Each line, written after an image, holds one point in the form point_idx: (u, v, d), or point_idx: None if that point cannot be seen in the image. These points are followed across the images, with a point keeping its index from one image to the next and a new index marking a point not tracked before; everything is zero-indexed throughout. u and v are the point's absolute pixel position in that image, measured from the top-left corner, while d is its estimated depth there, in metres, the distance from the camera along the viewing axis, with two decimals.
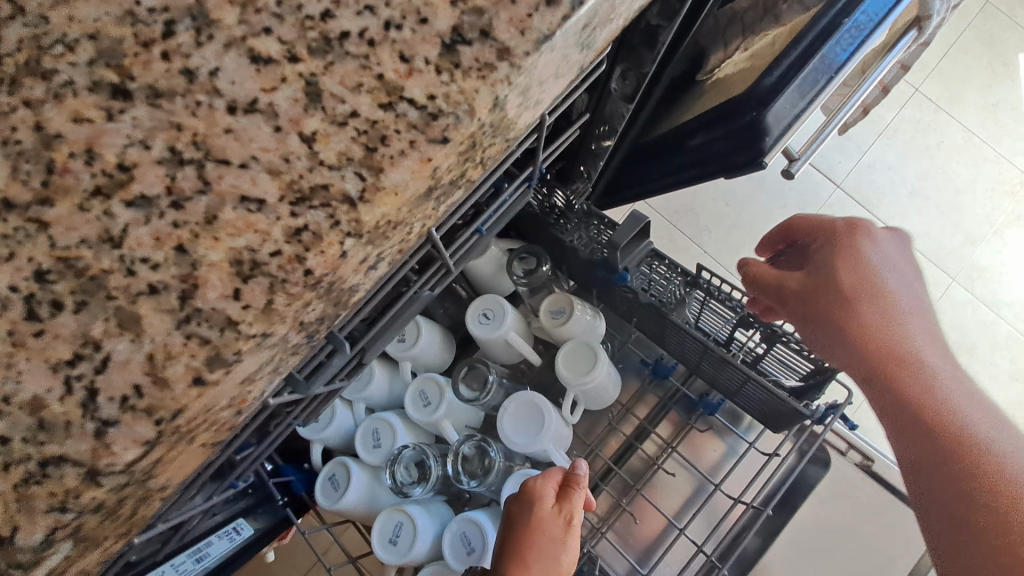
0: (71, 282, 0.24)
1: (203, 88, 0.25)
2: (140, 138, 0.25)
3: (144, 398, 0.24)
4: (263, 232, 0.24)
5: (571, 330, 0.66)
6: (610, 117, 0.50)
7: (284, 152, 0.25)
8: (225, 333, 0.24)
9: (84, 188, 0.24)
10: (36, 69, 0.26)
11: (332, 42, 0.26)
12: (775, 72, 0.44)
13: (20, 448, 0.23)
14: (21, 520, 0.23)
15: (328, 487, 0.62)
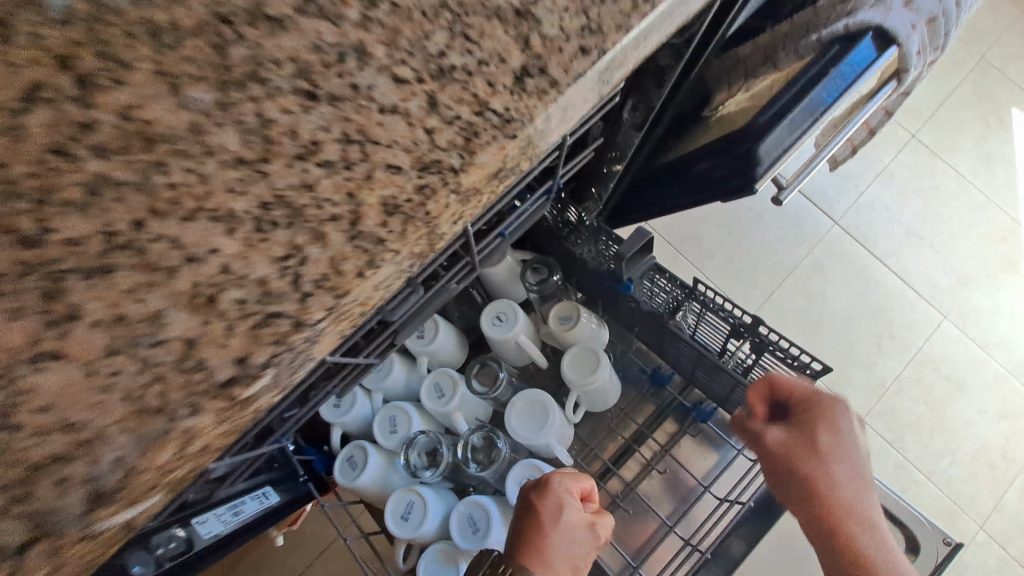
0: (285, 208, 0.29)
1: (364, 96, 0.31)
2: (324, 122, 0.30)
3: (331, 279, 0.30)
4: (400, 184, 0.30)
5: (578, 335, 0.72)
6: (622, 144, 0.57)
7: (414, 136, 0.31)
8: (378, 244, 0.31)
9: (291, 150, 0.30)
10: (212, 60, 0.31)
11: (441, 69, 0.32)
12: (769, 111, 0.51)
13: (254, 304, 0.29)
14: (254, 346, 0.29)
15: (347, 467, 0.67)
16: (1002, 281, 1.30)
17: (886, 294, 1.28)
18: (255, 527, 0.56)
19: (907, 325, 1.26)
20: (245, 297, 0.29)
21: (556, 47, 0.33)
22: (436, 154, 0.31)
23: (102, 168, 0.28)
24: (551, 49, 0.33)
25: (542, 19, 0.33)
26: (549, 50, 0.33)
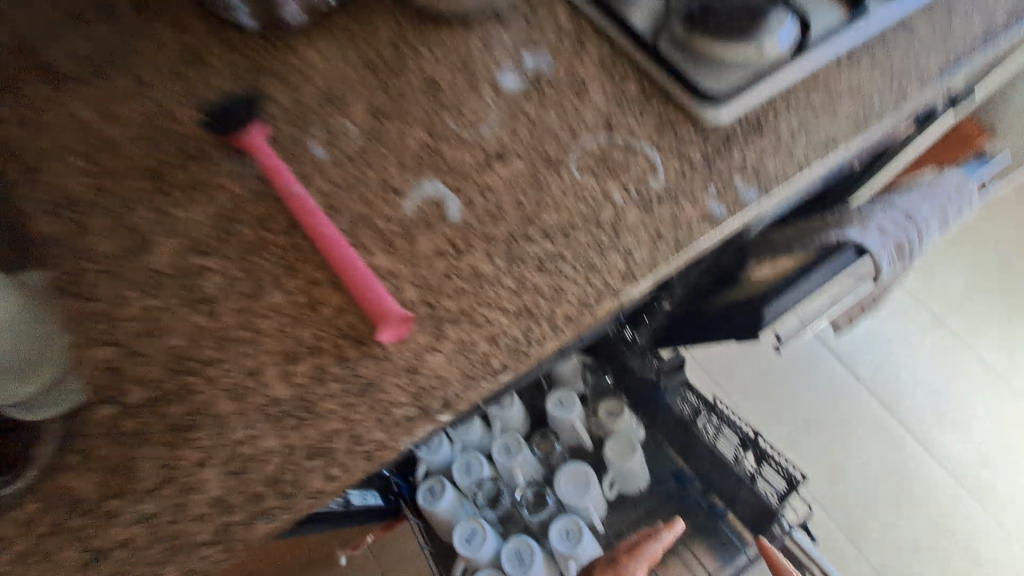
0: (502, 294, 0.44)
1: (553, 238, 0.46)
2: (532, 251, 0.45)
3: (519, 346, 0.42)
4: (573, 297, 0.44)
5: (620, 427, 0.93)
6: (671, 290, 0.84)
7: (584, 268, 0.45)
8: (550, 327, 0.43)
9: (508, 263, 0.45)
10: (449, 207, 0.47)
11: (603, 230, 0.46)
12: (779, 284, 0.73)
13: (477, 352, 0.42)
14: (473, 378, 0.42)
15: (427, 495, 0.88)
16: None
17: (907, 458, 1.38)
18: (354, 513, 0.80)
19: (925, 492, 1.35)
20: (467, 349, 0.42)
21: (668, 234, 0.46)
22: (597, 271, 0.45)
23: (413, 257, 0.45)
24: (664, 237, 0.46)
25: (673, 200, 0.48)
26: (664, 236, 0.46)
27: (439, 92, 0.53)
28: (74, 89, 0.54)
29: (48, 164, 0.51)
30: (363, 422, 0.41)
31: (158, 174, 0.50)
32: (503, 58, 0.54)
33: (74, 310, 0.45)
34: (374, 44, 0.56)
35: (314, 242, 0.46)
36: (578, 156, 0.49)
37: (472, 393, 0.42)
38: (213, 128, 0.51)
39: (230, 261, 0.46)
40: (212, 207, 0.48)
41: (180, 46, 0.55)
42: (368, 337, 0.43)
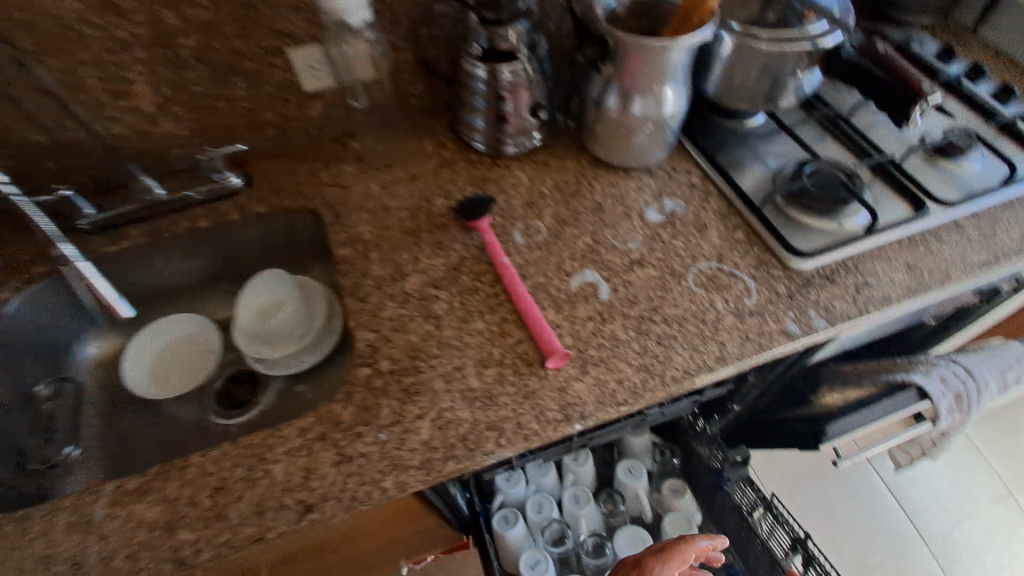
0: (630, 354, 0.64)
1: (669, 324, 0.67)
2: (654, 330, 0.66)
3: (636, 390, 0.62)
4: (679, 366, 0.64)
5: (681, 504, 1.05)
6: (743, 392, 0.99)
7: (688, 349, 0.65)
8: (660, 382, 0.62)
9: (637, 335, 0.66)
10: (600, 291, 0.70)
11: (705, 326, 0.67)
12: (841, 408, 0.91)
13: (608, 388, 0.62)
14: (602, 404, 0.61)
15: (501, 519, 1.03)
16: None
17: None
18: (442, 522, 0.98)
19: None
20: (601, 384, 0.62)
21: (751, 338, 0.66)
22: (697, 352, 0.65)
23: (573, 317, 0.68)
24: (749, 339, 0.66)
25: (759, 316, 0.68)
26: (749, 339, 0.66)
27: (603, 214, 0.78)
28: (369, 173, 0.85)
29: (348, 216, 0.80)
30: (526, 414, 0.61)
31: (416, 233, 0.77)
32: (649, 199, 0.79)
33: (354, 307, 0.71)
34: (564, 176, 0.83)
35: (508, 295, 0.70)
36: (693, 272, 0.71)
37: (601, 412, 0.61)
38: (455, 212, 0.78)
39: (453, 296, 0.71)
40: (447, 260, 0.74)
41: (438, 161, 0.86)
42: (536, 363, 0.64)
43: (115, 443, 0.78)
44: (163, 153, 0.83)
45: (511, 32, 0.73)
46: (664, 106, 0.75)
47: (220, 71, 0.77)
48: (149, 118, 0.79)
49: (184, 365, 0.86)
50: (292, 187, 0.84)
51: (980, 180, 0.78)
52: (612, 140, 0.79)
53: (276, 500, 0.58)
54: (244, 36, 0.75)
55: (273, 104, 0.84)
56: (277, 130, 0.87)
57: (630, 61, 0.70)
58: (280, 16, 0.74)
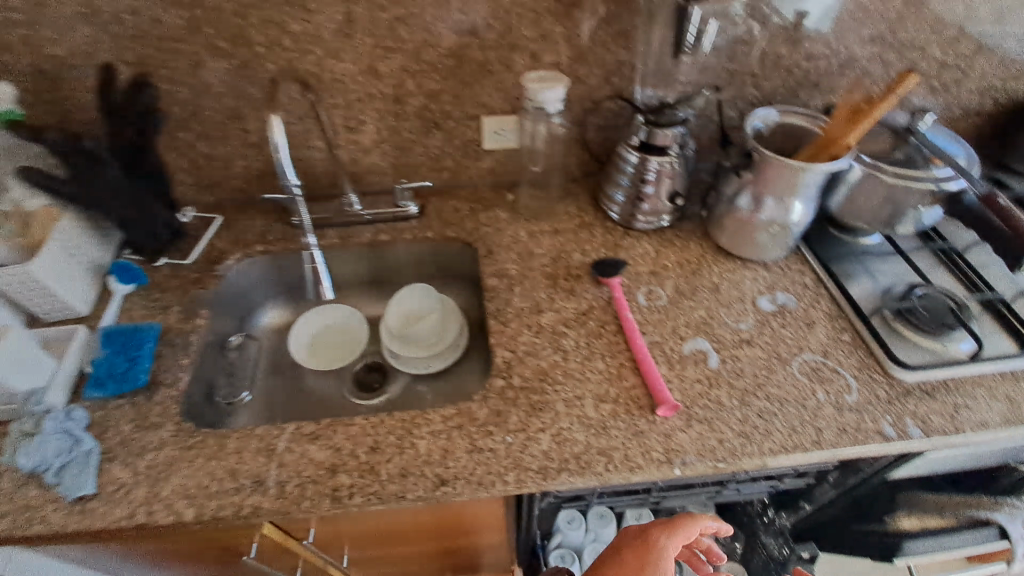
0: (732, 421, 0.73)
1: (772, 404, 0.75)
2: (757, 406, 0.75)
3: (737, 453, 0.70)
4: (778, 442, 0.71)
5: None
6: (818, 492, 1.01)
7: (788, 429, 0.72)
8: (758, 452, 0.70)
9: (741, 405, 0.75)
10: (711, 361, 0.79)
11: (805, 412, 0.74)
12: (921, 533, 1.02)
13: (712, 445, 0.70)
14: (705, 457, 0.69)
15: (559, 558, 1.12)
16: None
17: None
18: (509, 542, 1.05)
19: None
20: (705, 439, 0.71)
21: (850, 431, 0.72)
22: (797, 434, 0.72)
23: (685, 378, 0.77)
24: (847, 433, 0.72)
25: (858, 415, 0.74)
26: (847, 433, 0.72)
27: (719, 295, 0.88)
28: (520, 222, 1.00)
29: (499, 253, 0.95)
30: (634, 449, 0.70)
31: (554, 279, 0.91)
32: (762, 290, 0.90)
33: (497, 328, 0.84)
34: (687, 256, 0.95)
35: (627, 345, 0.81)
36: (797, 361, 0.80)
37: (701, 463, 0.69)
38: (591, 268, 0.92)
39: (581, 336, 0.82)
40: (578, 306, 0.86)
41: (578, 223, 1.01)
42: (647, 409, 0.74)
43: (273, 399, 0.95)
44: (363, 177, 1.03)
45: (668, 132, 0.87)
46: (790, 215, 0.86)
47: (428, 125, 0.97)
48: (364, 150, 0.99)
49: (335, 348, 1.03)
50: (456, 222, 1.00)
51: None
52: (736, 233, 0.92)
53: (418, 468, 0.69)
54: (456, 103, 0.94)
55: (456, 154, 1.03)
56: (451, 174, 1.05)
57: (766, 174, 0.83)
58: (487, 93, 0.93)
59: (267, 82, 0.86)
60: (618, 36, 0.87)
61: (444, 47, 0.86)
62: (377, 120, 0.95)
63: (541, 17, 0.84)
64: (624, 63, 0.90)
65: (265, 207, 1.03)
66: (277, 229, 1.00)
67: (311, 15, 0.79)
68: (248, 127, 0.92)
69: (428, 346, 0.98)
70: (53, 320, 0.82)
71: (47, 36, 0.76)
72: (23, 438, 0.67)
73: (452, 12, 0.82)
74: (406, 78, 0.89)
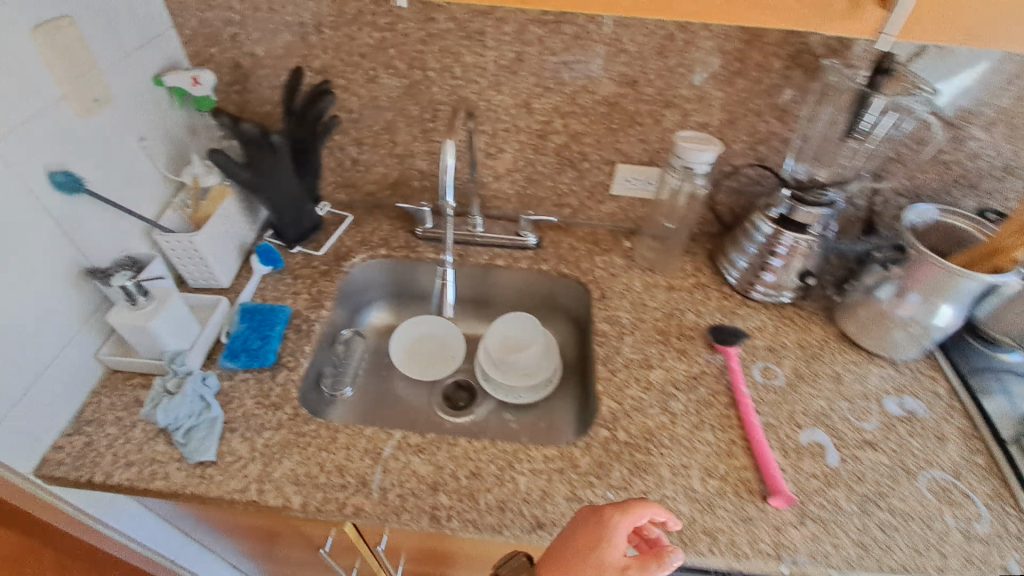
0: (850, 528, 0.68)
1: (896, 519, 0.69)
2: (878, 518, 0.69)
3: (855, 564, 0.65)
4: (902, 563, 0.65)
5: None
6: None
7: (914, 551, 0.67)
8: (880, 569, 0.65)
9: (861, 513, 0.70)
10: (827, 456, 0.75)
11: (934, 537, 0.68)
12: None
13: (827, 550, 0.66)
14: (819, 561, 0.65)
15: None
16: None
17: None
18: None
19: None
20: (820, 543, 0.67)
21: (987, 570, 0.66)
22: (923, 557, 0.66)
23: (799, 471, 0.73)
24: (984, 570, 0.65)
25: (997, 552, 0.67)
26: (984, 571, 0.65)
27: (840, 388, 0.84)
28: (635, 271, 1.00)
29: (612, 299, 0.94)
30: (740, 535, 0.66)
31: (667, 336, 0.89)
32: (888, 390, 0.85)
33: (606, 376, 0.82)
34: (807, 338, 0.91)
35: (740, 421, 0.78)
36: (922, 476, 0.74)
37: (812, 566, 0.65)
38: (707, 333, 0.89)
39: (691, 401, 0.79)
40: (690, 370, 0.84)
41: (693, 282, 0.99)
42: (758, 495, 0.70)
43: (369, 398, 0.97)
44: (488, 201, 1.06)
45: (813, 212, 0.85)
46: (935, 317, 0.81)
47: (564, 162, 0.98)
48: (496, 176, 1.02)
49: (429, 361, 1.04)
50: (572, 260, 1.01)
51: None
52: (868, 325, 0.88)
53: (517, 505, 0.67)
54: (597, 147, 0.95)
55: (582, 194, 1.04)
56: (572, 211, 1.07)
57: (918, 272, 0.80)
58: (630, 142, 0.94)
59: (427, 103, 0.91)
60: (776, 108, 0.86)
61: (601, 95, 0.88)
62: (517, 151, 0.97)
63: (704, 79, 0.85)
64: (776, 134, 0.89)
65: (391, 213, 1.08)
66: (400, 236, 1.03)
67: (487, 49, 0.83)
68: (397, 140, 0.97)
69: (524, 378, 0.99)
70: (197, 286, 0.88)
71: (252, 36, 0.84)
72: (165, 395, 0.70)
73: (618, 64, 0.84)
74: (556, 117, 0.91)
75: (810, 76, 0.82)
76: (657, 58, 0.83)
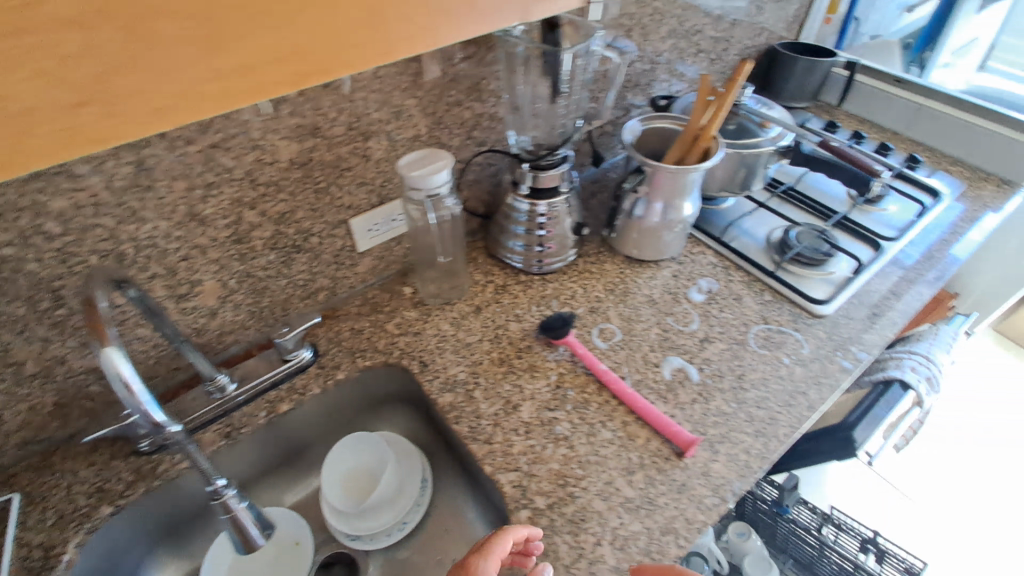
0: (749, 430, 0.73)
1: (765, 392, 0.77)
2: (756, 402, 0.76)
3: (764, 452, 0.71)
4: (787, 421, 0.74)
5: (751, 546, 1.14)
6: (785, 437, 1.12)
7: (790, 404, 0.76)
8: (782, 443, 0.72)
9: (744, 408, 0.75)
10: (691, 378, 0.79)
11: (794, 384, 0.78)
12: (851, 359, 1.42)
13: (747, 460, 0.70)
14: (747, 472, 0.69)
15: None
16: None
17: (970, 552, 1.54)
18: None
19: None
20: (734, 457, 0.70)
21: (827, 384, 0.78)
22: (797, 409, 0.75)
23: (680, 408, 0.75)
24: (827, 385, 0.78)
25: (822, 365, 0.81)
26: (825, 385, 0.78)
27: (658, 307, 0.89)
28: (437, 314, 0.88)
29: (434, 361, 0.81)
30: (689, 508, 0.65)
31: (509, 360, 0.81)
32: (687, 283, 0.93)
33: (486, 452, 0.71)
34: (609, 280, 0.94)
35: (620, 399, 0.76)
36: (752, 336, 0.84)
37: (748, 485, 0.68)
38: (536, 332, 0.85)
39: (571, 413, 0.75)
40: (548, 381, 0.78)
41: (493, 289, 0.92)
42: (674, 457, 0.70)
43: None
44: (219, 345, 0.79)
45: (554, 172, 0.84)
46: (682, 212, 0.90)
47: (286, 253, 0.77)
48: (210, 312, 0.75)
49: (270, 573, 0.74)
50: (365, 346, 0.83)
51: (901, 216, 1.04)
52: (643, 241, 0.94)
53: None
54: (315, 216, 0.77)
55: (328, 270, 0.84)
56: (328, 292, 0.87)
57: (656, 181, 0.86)
58: (350, 191, 0.79)
59: (33, 291, 0.59)
60: (469, 91, 0.81)
61: (285, 160, 0.69)
62: (217, 272, 0.72)
63: (389, 95, 0.73)
64: (481, 115, 0.85)
65: (80, 449, 0.70)
66: (121, 469, 0.68)
67: (81, 178, 0.56)
68: (18, 358, 0.62)
69: (399, 499, 0.78)
70: None
71: None
72: None
73: (287, 116, 0.66)
74: (244, 210, 0.69)
75: (484, 50, 0.78)
76: (326, 93, 0.68)
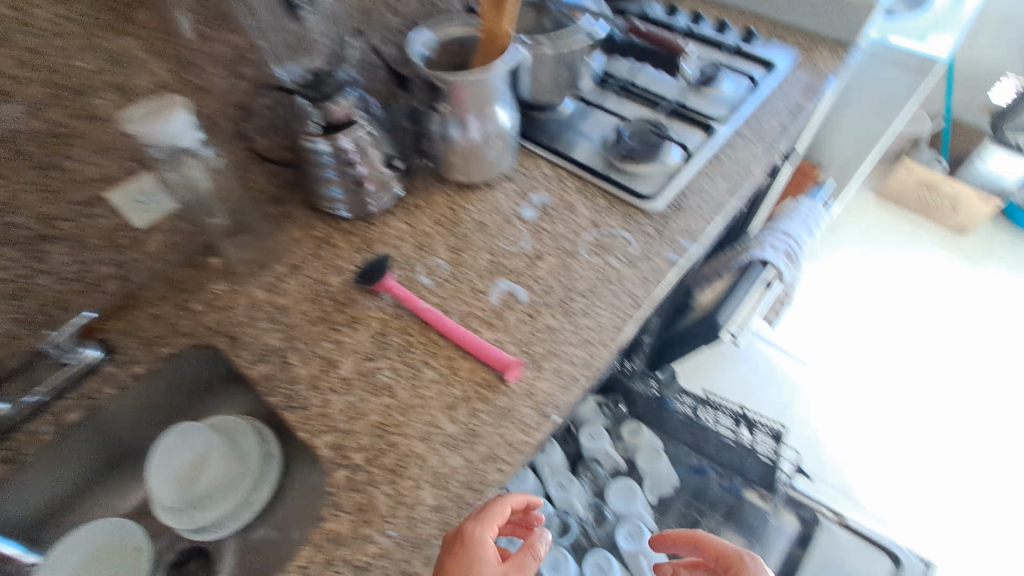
0: (575, 341, 0.72)
1: (593, 300, 0.76)
2: (584, 311, 0.75)
3: (589, 361, 0.70)
4: (613, 325, 0.73)
5: (643, 441, 1.19)
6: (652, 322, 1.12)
7: (617, 308, 0.75)
8: (607, 348, 0.71)
9: (573, 320, 0.74)
10: (519, 299, 0.76)
11: (623, 286, 0.77)
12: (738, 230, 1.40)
13: (572, 372, 0.69)
14: (571, 384, 0.68)
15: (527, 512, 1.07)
16: (968, 394, 1.75)
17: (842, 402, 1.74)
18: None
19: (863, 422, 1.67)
20: (560, 372, 0.69)
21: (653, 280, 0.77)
22: (623, 310, 0.74)
23: (507, 332, 0.73)
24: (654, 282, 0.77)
25: (651, 262, 0.79)
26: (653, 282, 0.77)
27: (489, 232, 0.84)
28: (248, 282, 0.80)
29: (245, 333, 0.74)
30: (511, 431, 0.64)
31: (328, 317, 0.75)
32: (519, 201, 0.88)
33: (301, 419, 0.66)
34: (438, 212, 0.88)
35: (445, 335, 0.72)
36: (583, 245, 0.82)
37: (571, 396, 0.67)
38: (356, 282, 0.78)
39: (393, 360, 0.71)
40: (369, 331, 0.74)
41: (312, 242, 0.84)
42: (498, 383, 0.68)
43: None
44: None
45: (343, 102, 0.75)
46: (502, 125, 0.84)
47: (31, 246, 0.66)
48: None
49: None
50: (166, 332, 0.75)
51: (736, 95, 1.01)
52: (467, 164, 0.87)
53: None
54: (53, 198, 0.66)
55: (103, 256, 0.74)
56: (122, 278, 0.76)
57: (459, 97, 0.78)
58: (90, 161, 0.67)
59: None
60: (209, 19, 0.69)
61: None
62: None
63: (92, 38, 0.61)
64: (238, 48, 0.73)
65: None
66: None
67: None
68: None
69: (239, 482, 0.74)
70: None
71: None
72: None
73: None
74: None
75: None
76: None
